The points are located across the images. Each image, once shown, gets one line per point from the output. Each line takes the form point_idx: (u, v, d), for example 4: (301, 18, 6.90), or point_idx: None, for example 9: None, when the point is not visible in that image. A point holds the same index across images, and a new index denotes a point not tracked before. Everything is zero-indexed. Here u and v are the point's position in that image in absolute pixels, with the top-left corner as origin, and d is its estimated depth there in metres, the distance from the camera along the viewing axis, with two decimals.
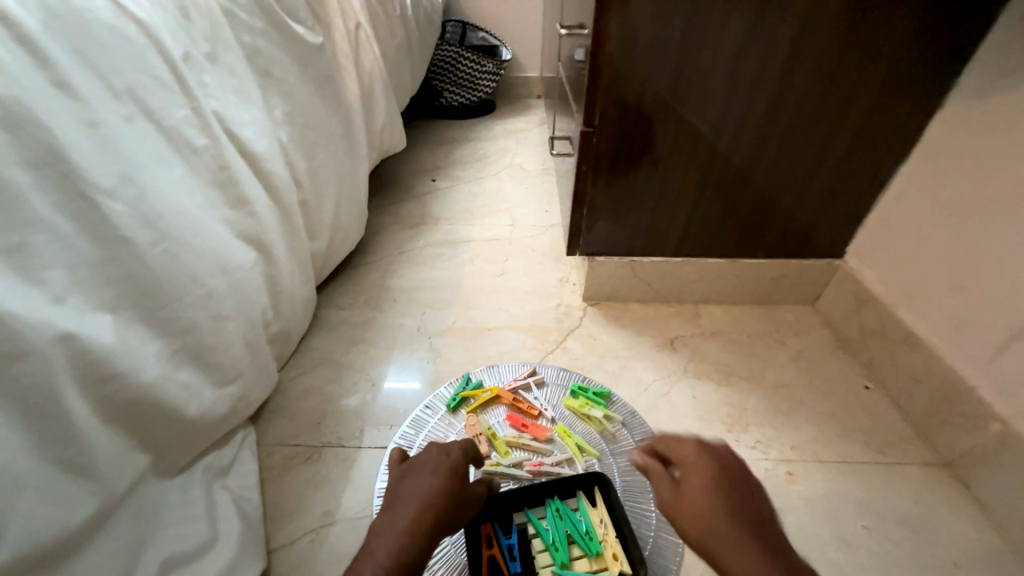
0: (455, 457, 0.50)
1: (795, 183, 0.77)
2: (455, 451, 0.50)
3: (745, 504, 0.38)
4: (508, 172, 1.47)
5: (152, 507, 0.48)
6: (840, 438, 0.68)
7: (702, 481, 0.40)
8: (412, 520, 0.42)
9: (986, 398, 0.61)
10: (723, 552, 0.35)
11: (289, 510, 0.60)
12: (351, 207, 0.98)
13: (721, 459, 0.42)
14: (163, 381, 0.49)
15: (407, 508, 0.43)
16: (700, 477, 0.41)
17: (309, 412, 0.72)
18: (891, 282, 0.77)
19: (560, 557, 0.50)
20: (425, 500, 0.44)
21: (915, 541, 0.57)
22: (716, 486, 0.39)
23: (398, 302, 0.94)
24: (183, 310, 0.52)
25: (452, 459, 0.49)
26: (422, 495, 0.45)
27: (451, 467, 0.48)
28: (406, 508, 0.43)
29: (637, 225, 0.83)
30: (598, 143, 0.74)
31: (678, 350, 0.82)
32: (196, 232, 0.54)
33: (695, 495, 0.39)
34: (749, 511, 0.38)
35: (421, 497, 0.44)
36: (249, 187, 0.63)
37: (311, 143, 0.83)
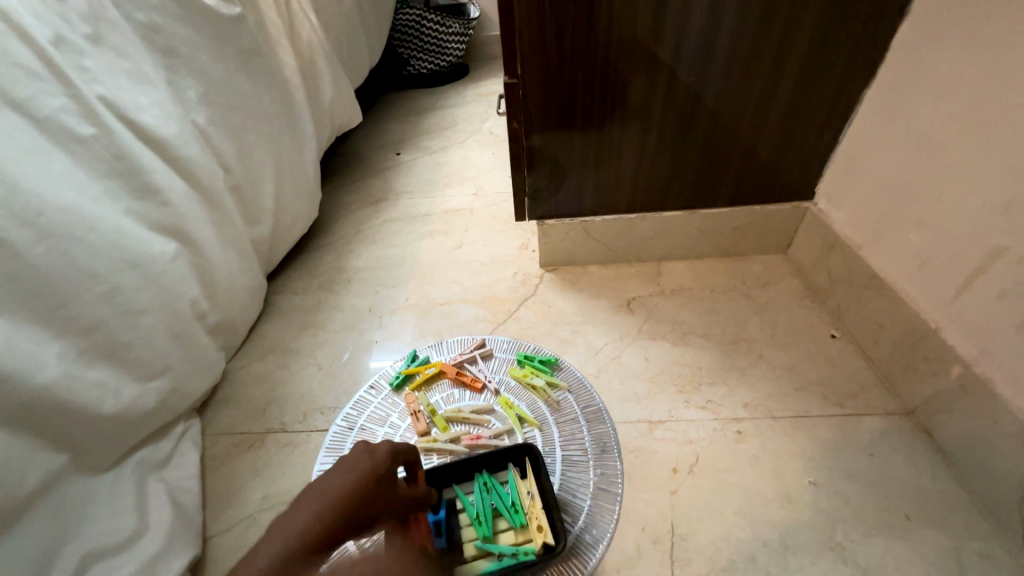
0: (380, 457, 0.45)
1: (748, 118, 0.70)
2: (381, 450, 0.45)
3: None
4: (476, 137, 1.40)
5: (75, 504, 0.48)
6: (796, 392, 0.65)
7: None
8: (307, 523, 0.39)
9: (950, 341, 0.57)
10: None
11: (230, 498, 0.61)
12: (299, 188, 0.94)
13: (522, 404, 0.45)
14: (66, 380, 0.49)
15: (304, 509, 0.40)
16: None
17: (256, 400, 0.72)
18: (857, 222, 0.71)
19: (483, 530, 0.50)
20: (328, 502, 0.40)
21: (865, 495, 0.55)
22: None
23: (353, 283, 0.92)
24: (85, 308, 0.51)
25: (374, 460, 0.44)
26: (320, 499, 0.40)
27: (370, 471, 0.44)
28: (304, 508, 0.40)
29: (583, 181, 0.79)
30: (527, 95, 0.69)
31: (635, 311, 0.78)
32: (90, 226, 0.52)
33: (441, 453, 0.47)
34: None
35: (324, 493, 0.41)
36: (156, 175, 0.61)
37: (241, 123, 0.79)
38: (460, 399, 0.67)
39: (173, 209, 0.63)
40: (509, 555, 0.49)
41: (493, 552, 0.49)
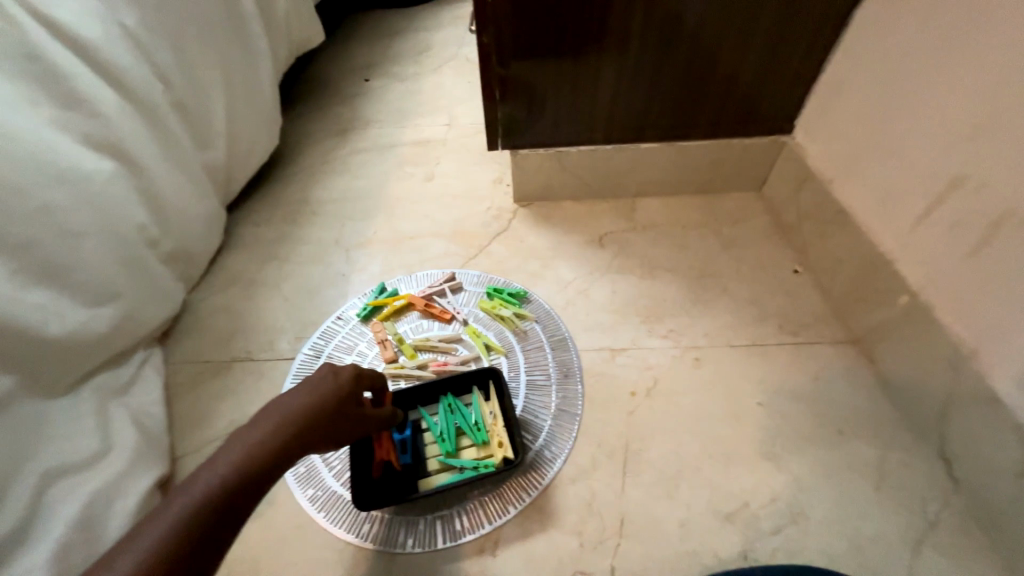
0: (344, 379, 0.45)
1: (731, 39, 0.66)
2: (345, 373, 0.45)
3: None
4: (451, 64, 1.30)
5: (31, 424, 0.48)
6: (754, 323, 0.67)
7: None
8: (267, 435, 0.39)
9: (902, 272, 0.59)
10: None
11: (197, 422, 0.62)
12: (254, 110, 0.87)
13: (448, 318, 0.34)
14: (1, 299, 0.46)
15: (263, 422, 0.39)
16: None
17: (220, 330, 0.71)
18: (830, 156, 0.70)
19: (446, 446, 0.52)
20: (288, 417, 0.40)
21: (806, 414, 0.59)
22: None
23: (318, 215, 0.88)
24: (13, 225, 0.48)
25: (337, 381, 0.44)
26: (279, 414, 0.40)
27: (334, 392, 0.43)
28: (264, 422, 0.40)
29: (559, 108, 0.74)
30: (496, 5, 0.62)
31: (606, 246, 0.78)
32: (5, 134, 0.48)
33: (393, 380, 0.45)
34: None
35: (283, 410, 0.40)
36: (81, 81, 0.55)
37: (180, 29, 0.70)
38: (428, 329, 0.68)
39: (106, 121, 0.57)
40: (470, 468, 0.51)
41: (455, 465, 0.52)
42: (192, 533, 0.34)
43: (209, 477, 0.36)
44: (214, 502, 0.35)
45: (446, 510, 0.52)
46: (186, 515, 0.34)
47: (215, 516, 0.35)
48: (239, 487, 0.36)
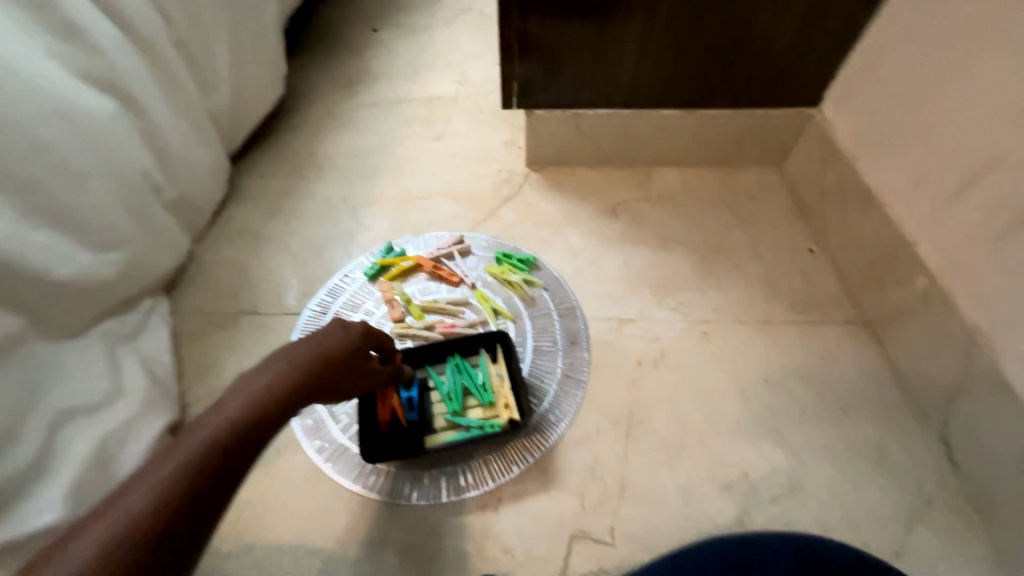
0: (353, 334, 0.45)
1: (767, 0, 0.62)
2: (355, 328, 0.45)
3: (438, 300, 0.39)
4: (465, 17, 1.24)
5: (42, 365, 0.48)
6: (765, 300, 0.67)
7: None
8: (275, 381, 0.39)
9: (922, 255, 0.58)
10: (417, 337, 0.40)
11: (205, 372, 0.62)
12: (259, 55, 0.83)
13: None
14: (5, 238, 0.45)
15: (272, 368, 0.39)
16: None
17: (226, 282, 0.70)
18: (859, 132, 0.67)
19: (453, 405, 0.53)
20: (297, 364, 0.40)
21: (810, 391, 0.59)
22: None
23: (325, 171, 0.86)
24: (14, 162, 0.46)
25: (347, 335, 0.44)
26: (288, 361, 0.40)
27: (343, 346, 0.43)
28: (273, 367, 0.39)
29: (580, 67, 0.71)
30: None
31: (619, 215, 0.77)
32: (2, 65, 0.45)
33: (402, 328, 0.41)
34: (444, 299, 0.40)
35: (292, 358, 0.40)
36: (78, 11, 0.52)
37: None
38: (436, 291, 0.67)
39: (106, 57, 0.54)
40: (476, 427, 0.52)
41: (461, 424, 0.52)
42: (201, 473, 0.33)
43: (216, 419, 0.35)
44: (223, 443, 0.35)
45: (451, 466, 0.53)
46: (195, 455, 0.34)
47: (223, 458, 0.35)
48: (247, 430, 0.36)
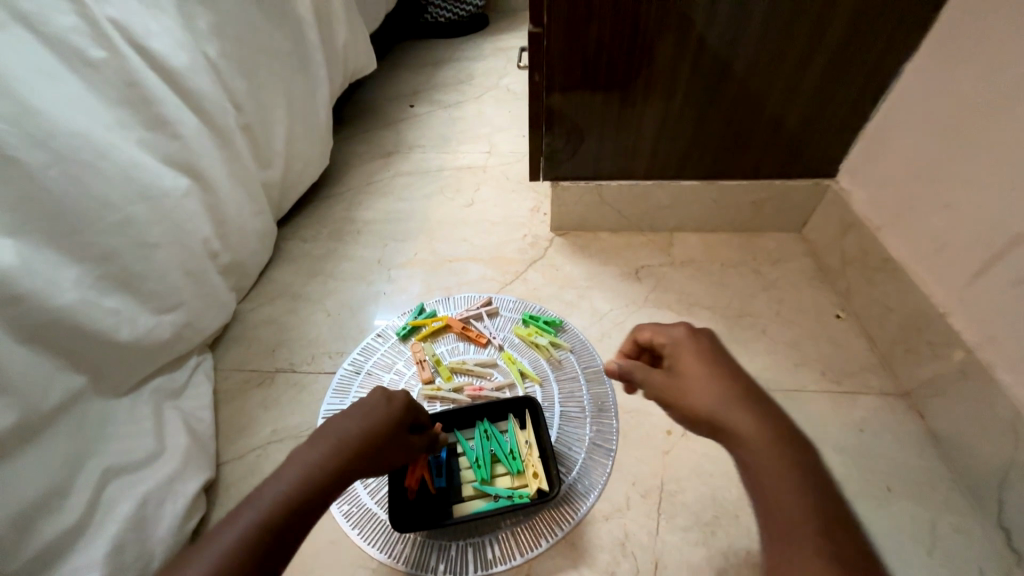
0: (396, 406, 0.46)
1: (778, 84, 0.67)
2: (399, 400, 0.46)
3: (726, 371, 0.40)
4: (493, 94, 1.35)
5: (95, 423, 0.51)
6: (796, 367, 0.66)
7: (710, 380, 0.40)
8: (325, 457, 0.40)
9: (956, 327, 0.57)
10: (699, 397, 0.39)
11: (240, 429, 0.64)
12: (310, 133, 0.92)
13: (708, 336, 0.44)
14: (83, 304, 0.50)
15: (323, 445, 0.41)
16: (690, 362, 0.42)
17: (266, 340, 0.74)
18: (878, 203, 0.69)
19: (482, 473, 0.53)
20: (344, 441, 0.41)
21: (851, 467, 0.57)
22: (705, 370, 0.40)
23: (363, 234, 0.92)
24: (99, 236, 0.52)
25: (390, 408, 0.45)
26: (339, 437, 0.42)
27: (386, 418, 0.45)
28: (324, 442, 0.41)
29: (604, 144, 0.77)
30: (550, 46, 0.66)
31: (642, 279, 0.79)
32: (101, 153, 0.52)
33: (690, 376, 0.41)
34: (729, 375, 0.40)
35: (341, 434, 0.42)
36: (167, 106, 0.60)
37: (252, 60, 0.76)
38: (464, 352, 0.69)
39: (185, 143, 0.62)
40: (505, 497, 0.51)
41: (489, 493, 0.52)
42: (255, 550, 0.35)
43: (274, 492, 0.38)
44: (277, 519, 0.37)
45: (478, 538, 0.52)
46: (252, 530, 0.36)
47: (276, 535, 0.36)
48: (300, 506, 0.37)
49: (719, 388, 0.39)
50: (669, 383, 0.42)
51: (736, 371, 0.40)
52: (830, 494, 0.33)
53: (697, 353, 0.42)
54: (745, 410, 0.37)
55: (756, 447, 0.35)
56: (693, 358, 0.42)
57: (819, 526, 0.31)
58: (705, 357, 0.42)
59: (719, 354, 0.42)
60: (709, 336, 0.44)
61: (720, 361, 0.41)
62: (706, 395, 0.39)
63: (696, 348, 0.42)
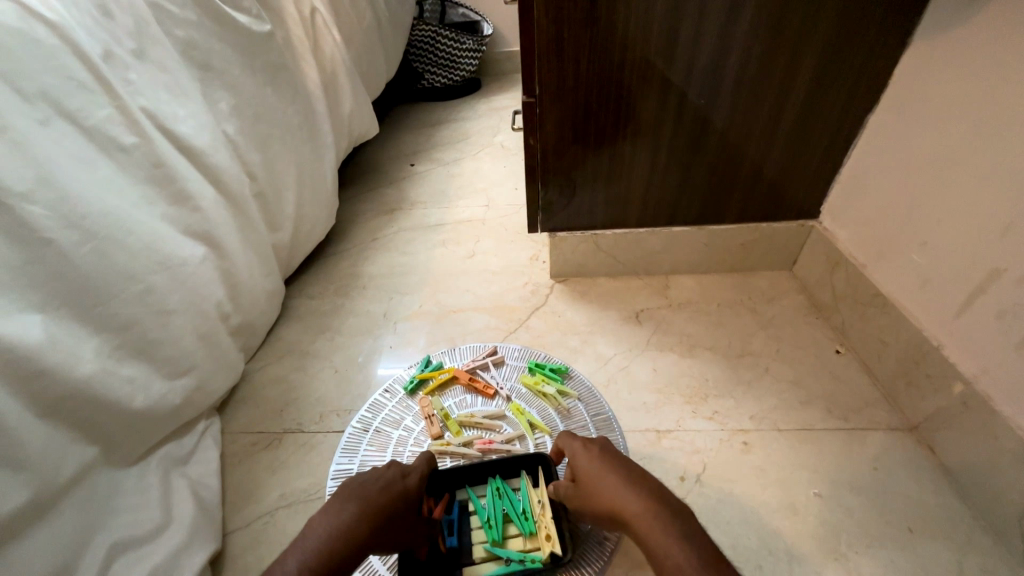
0: (412, 481, 0.49)
1: (756, 136, 0.72)
2: (415, 476, 0.49)
3: (619, 464, 0.48)
4: (488, 150, 1.44)
5: (104, 495, 0.51)
6: (802, 405, 0.67)
7: (608, 478, 0.47)
8: (346, 525, 0.44)
9: (951, 358, 0.59)
10: (604, 495, 0.46)
11: (247, 495, 0.63)
12: (317, 195, 0.97)
13: (601, 442, 0.51)
14: (102, 374, 0.51)
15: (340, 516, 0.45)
16: (589, 466, 0.49)
17: (274, 400, 0.74)
18: (861, 241, 0.73)
19: (494, 534, 0.52)
20: (362, 512, 0.45)
21: (869, 507, 0.56)
22: (603, 470, 0.47)
23: (368, 289, 0.94)
24: (120, 306, 0.54)
25: (405, 483, 0.48)
26: (356, 507, 0.45)
27: (400, 494, 0.47)
28: (342, 513, 0.45)
29: (597, 196, 0.81)
30: (543, 114, 0.71)
31: (643, 323, 0.80)
32: (127, 229, 0.55)
33: (592, 476, 0.48)
34: (621, 467, 0.48)
35: (359, 505, 0.46)
36: (189, 182, 0.64)
37: (264, 134, 0.82)
38: (472, 404, 0.69)
39: (204, 214, 0.65)
40: (517, 560, 0.50)
41: (501, 555, 0.51)
42: None
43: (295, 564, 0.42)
44: None
45: None
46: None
47: None
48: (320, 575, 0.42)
49: (616, 484, 0.46)
50: (578, 491, 0.48)
51: (627, 468, 0.48)
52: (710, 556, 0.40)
53: (594, 455, 0.49)
54: (643, 500, 0.44)
55: (650, 532, 0.42)
56: (591, 460, 0.49)
57: None
58: (602, 458, 0.49)
59: (608, 451, 0.50)
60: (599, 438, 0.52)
61: (613, 459, 0.48)
62: (610, 494, 0.46)
63: (590, 453, 0.50)
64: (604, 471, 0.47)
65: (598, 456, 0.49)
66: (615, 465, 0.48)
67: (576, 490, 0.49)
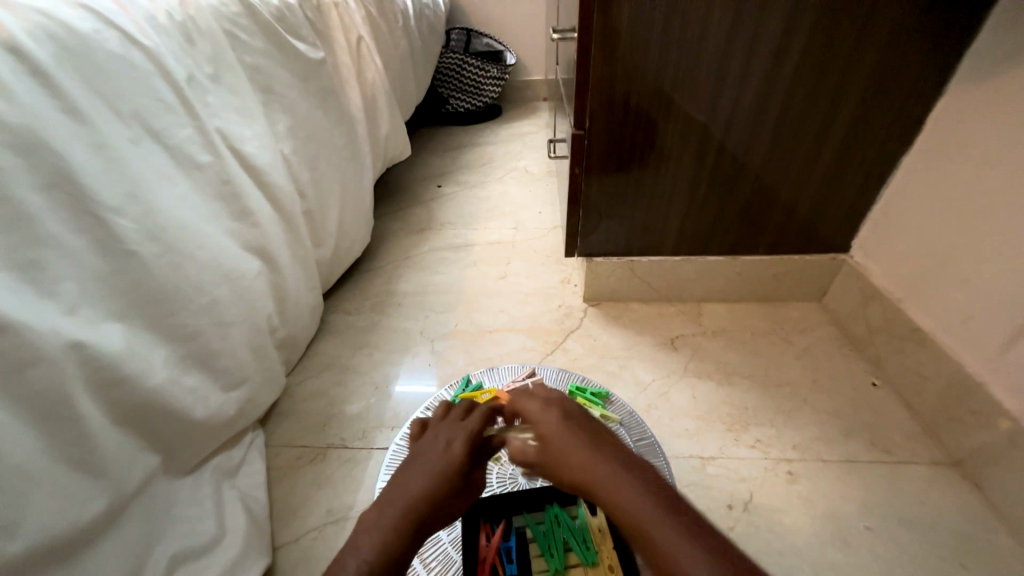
0: (455, 453, 0.48)
1: (794, 172, 0.75)
2: (457, 446, 0.49)
3: (581, 427, 0.44)
4: (513, 175, 1.48)
5: (163, 505, 0.51)
6: (843, 437, 0.67)
7: (570, 443, 0.43)
8: (397, 521, 0.43)
9: (995, 394, 0.60)
10: (568, 459, 0.42)
11: (293, 510, 0.63)
12: (356, 214, 0.99)
13: (563, 411, 0.46)
14: (169, 385, 0.52)
15: (395, 507, 0.44)
16: (553, 433, 0.44)
17: (315, 415, 0.75)
18: (897, 276, 0.75)
19: (555, 563, 0.51)
20: (411, 501, 0.44)
21: (921, 543, 0.56)
22: (566, 435, 0.43)
23: (403, 307, 0.95)
24: (189, 318, 0.55)
25: (451, 456, 0.48)
26: (409, 495, 0.45)
27: (448, 468, 0.47)
28: (396, 504, 0.44)
29: (635, 224, 0.84)
30: (590, 145, 0.75)
31: (679, 349, 0.82)
32: (198, 243, 0.57)
33: (556, 441, 0.43)
34: (583, 429, 0.44)
35: (411, 493, 0.45)
36: (252, 199, 0.67)
37: (315, 154, 0.85)
38: None
39: (262, 230, 0.68)
40: None
41: None
42: None
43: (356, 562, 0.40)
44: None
45: None
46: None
47: None
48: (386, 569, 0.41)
49: (577, 447, 0.42)
50: (543, 455, 0.45)
51: (594, 439, 0.43)
52: (677, 506, 0.37)
53: (553, 423, 0.45)
54: (606, 464, 0.40)
55: (617, 493, 0.38)
56: (553, 425, 0.45)
57: (689, 546, 0.34)
58: (562, 428, 0.44)
59: (568, 415, 0.45)
60: (562, 399, 0.48)
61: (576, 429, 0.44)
62: (574, 459, 0.42)
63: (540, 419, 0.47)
64: (564, 434, 0.44)
65: (562, 420, 0.45)
66: (576, 428, 0.44)
67: (543, 458, 0.45)
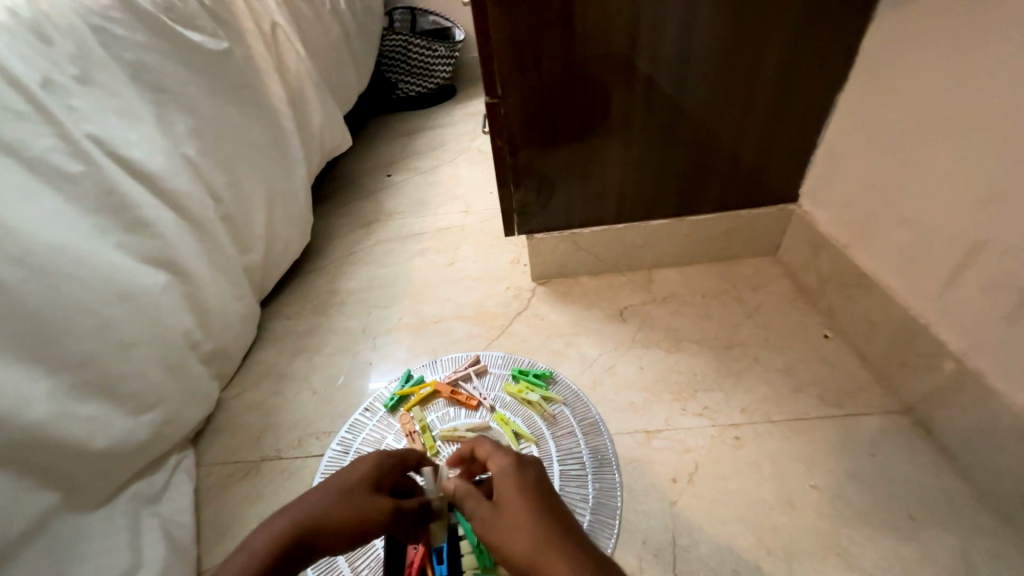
0: (369, 469, 0.44)
1: (728, 123, 0.71)
2: (374, 460, 0.45)
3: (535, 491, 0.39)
4: (466, 156, 1.42)
5: (67, 543, 0.48)
6: (793, 394, 0.65)
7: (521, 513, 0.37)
8: (288, 529, 0.40)
9: (942, 335, 0.57)
10: (517, 529, 0.36)
11: (224, 530, 0.61)
12: (290, 213, 0.94)
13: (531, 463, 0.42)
14: (57, 417, 0.48)
15: (289, 514, 0.40)
16: (510, 497, 0.38)
17: (251, 428, 0.71)
18: (843, 222, 0.71)
19: (484, 560, 0.49)
20: (309, 511, 0.41)
21: (869, 496, 0.54)
22: (520, 500, 0.38)
23: (346, 305, 0.92)
24: (75, 344, 0.51)
25: (364, 472, 0.44)
26: (306, 506, 0.41)
27: (355, 484, 0.43)
28: (290, 513, 0.41)
29: (571, 195, 0.79)
30: (508, 114, 0.70)
31: (627, 320, 0.79)
32: (79, 262, 0.53)
33: (511, 506, 0.37)
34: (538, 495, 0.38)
35: (310, 505, 0.41)
36: (147, 208, 0.62)
37: (228, 153, 0.80)
38: (455, 418, 0.66)
39: (165, 240, 0.63)
40: None
41: None
42: None
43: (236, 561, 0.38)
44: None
45: None
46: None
47: None
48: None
49: (530, 519, 0.36)
50: (491, 517, 0.38)
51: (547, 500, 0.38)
52: None
53: (511, 484, 0.39)
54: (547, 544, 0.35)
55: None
56: (513, 487, 0.39)
57: None
58: (518, 481, 0.39)
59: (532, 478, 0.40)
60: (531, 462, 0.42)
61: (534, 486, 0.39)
62: (522, 531, 0.36)
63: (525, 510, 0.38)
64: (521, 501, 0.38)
65: (520, 481, 0.39)
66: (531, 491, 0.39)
67: (488, 523, 0.37)
